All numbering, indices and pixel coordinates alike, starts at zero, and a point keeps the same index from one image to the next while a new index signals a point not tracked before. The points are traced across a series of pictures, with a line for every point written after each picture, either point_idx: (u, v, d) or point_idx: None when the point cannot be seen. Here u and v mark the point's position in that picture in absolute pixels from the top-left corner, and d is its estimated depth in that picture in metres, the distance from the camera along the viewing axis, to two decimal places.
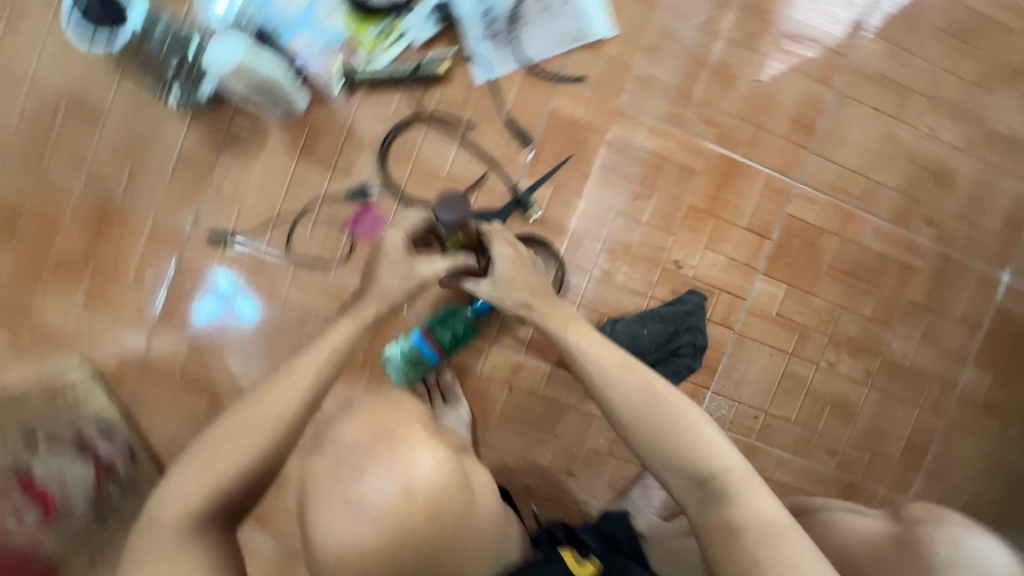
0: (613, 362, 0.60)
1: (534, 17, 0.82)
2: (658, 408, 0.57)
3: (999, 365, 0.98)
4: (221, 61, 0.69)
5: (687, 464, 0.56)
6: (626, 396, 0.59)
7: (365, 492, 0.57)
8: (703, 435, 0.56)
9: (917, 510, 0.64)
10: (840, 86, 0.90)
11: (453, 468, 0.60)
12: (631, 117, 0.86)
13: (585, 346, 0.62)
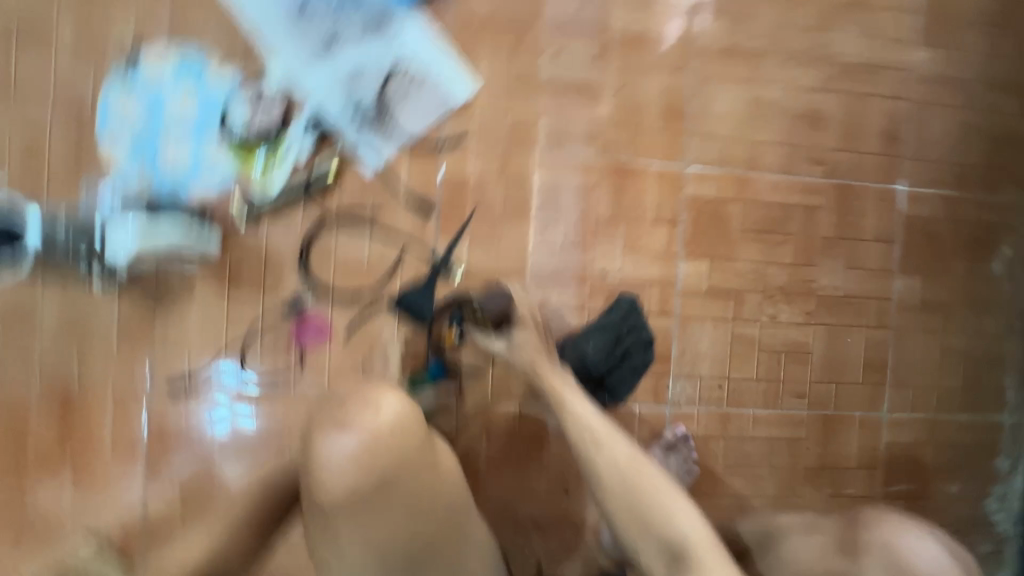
0: (604, 431, 0.69)
1: (399, 100, 0.88)
2: (639, 483, 0.65)
3: (925, 267, 1.04)
4: (127, 249, 0.80)
5: (660, 534, 0.63)
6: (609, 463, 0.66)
7: (339, 453, 0.64)
8: (676, 507, 0.64)
9: (861, 515, 0.79)
10: (696, 69, 0.97)
11: (410, 413, 0.68)
12: (517, 158, 0.93)
13: (583, 416, 0.70)
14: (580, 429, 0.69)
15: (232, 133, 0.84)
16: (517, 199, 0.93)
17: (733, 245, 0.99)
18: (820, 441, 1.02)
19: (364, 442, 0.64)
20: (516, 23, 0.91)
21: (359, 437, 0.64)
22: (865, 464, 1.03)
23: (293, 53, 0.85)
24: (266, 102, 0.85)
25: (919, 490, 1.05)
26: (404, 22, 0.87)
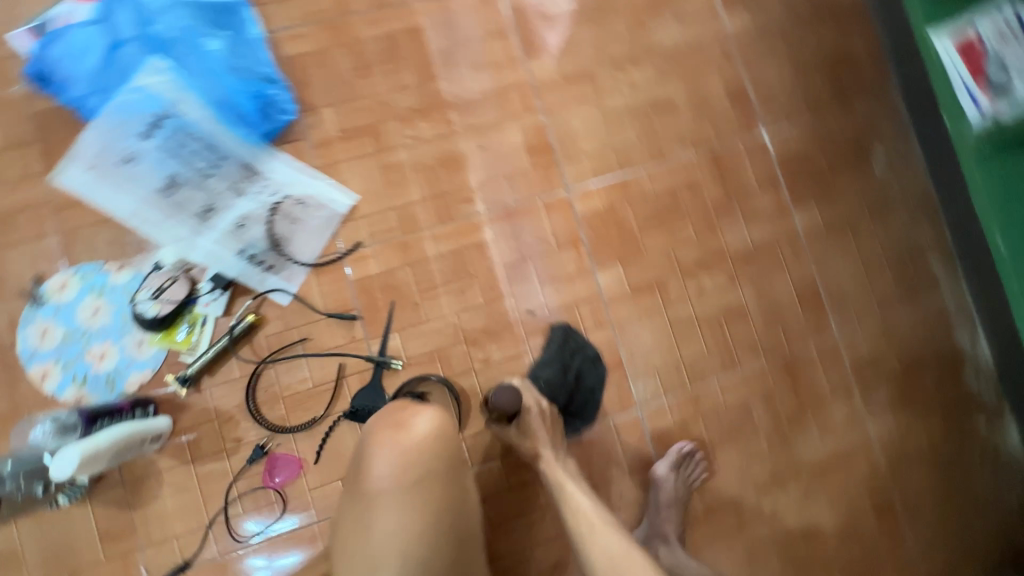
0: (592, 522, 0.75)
1: (289, 231, 0.94)
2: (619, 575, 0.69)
3: (817, 193, 1.11)
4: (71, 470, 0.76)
5: None
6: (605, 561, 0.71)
7: (381, 460, 0.66)
8: None
9: None
10: (543, 104, 1.05)
11: (446, 429, 0.71)
12: (414, 241, 0.98)
13: (586, 512, 0.78)
14: (580, 523, 0.77)
15: (145, 322, 0.88)
16: (428, 276, 0.98)
17: (637, 241, 1.04)
18: (790, 385, 1.05)
19: (401, 453, 0.66)
20: (370, 127, 1.00)
21: (399, 449, 0.67)
22: (840, 389, 1.06)
23: (178, 232, 0.90)
24: (167, 282, 0.89)
25: (898, 394, 1.08)
26: (270, 165, 0.94)
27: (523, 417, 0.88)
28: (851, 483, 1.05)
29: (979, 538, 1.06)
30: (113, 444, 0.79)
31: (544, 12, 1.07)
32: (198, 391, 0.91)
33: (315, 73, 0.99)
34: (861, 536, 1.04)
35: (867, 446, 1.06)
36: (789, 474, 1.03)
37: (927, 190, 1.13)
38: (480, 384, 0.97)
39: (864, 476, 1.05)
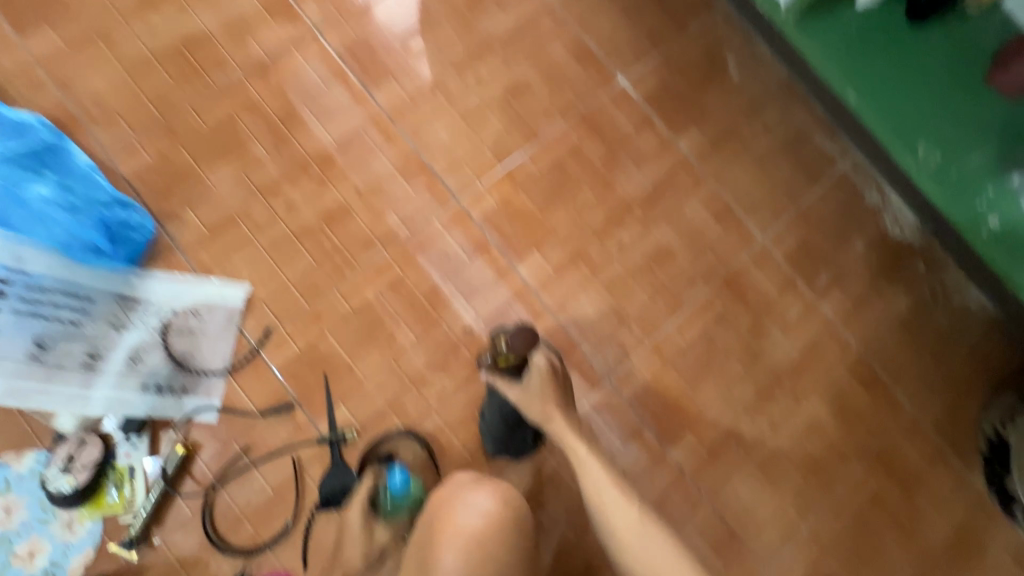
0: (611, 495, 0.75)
1: (191, 345, 0.89)
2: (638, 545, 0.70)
3: (691, 115, 1.12)
4: None
5: None
6: (638, 549, 0.69)
7: (448, 545, 0.73)
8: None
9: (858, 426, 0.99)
10: (403, 128, 1.03)
11: (504, 513, 0.76)
12: (325, 306, 0.94)
13: (604, 487, 0.76)
14: (597, 497, 0.76)
15: (64, 499, 0.80)
16: (351, 336, 0.93)
17: (543, 221, 1.03)
18: (738, 300, 1.05)
19: (468, 543, 0.73)
20: (238, 213, 0.95)
21: (465, 538, 0.73)
22: (784, 286, 1.07)
23: (65, 393, 0.81)
24: (76, 449, 0.81)
25: (838, 270, 1.10)
26: (145, 287, 0.89)
27: (530, 375, 0.80)
28: (830, 370, 1.05)
29: (962, 372, 1.08)
30: None
31: (376, 45, 1.05)
32: (151, 547, 0.82)
33: (163, 181, 0.94)
34: (859, 414, 1.04)
35: (830, 329, 1.07)
36: (771, 385, 1.03)
37: (788, 76, 1.16)
38: (444, 420, 0.93)
39: (838, 358, 1.06)
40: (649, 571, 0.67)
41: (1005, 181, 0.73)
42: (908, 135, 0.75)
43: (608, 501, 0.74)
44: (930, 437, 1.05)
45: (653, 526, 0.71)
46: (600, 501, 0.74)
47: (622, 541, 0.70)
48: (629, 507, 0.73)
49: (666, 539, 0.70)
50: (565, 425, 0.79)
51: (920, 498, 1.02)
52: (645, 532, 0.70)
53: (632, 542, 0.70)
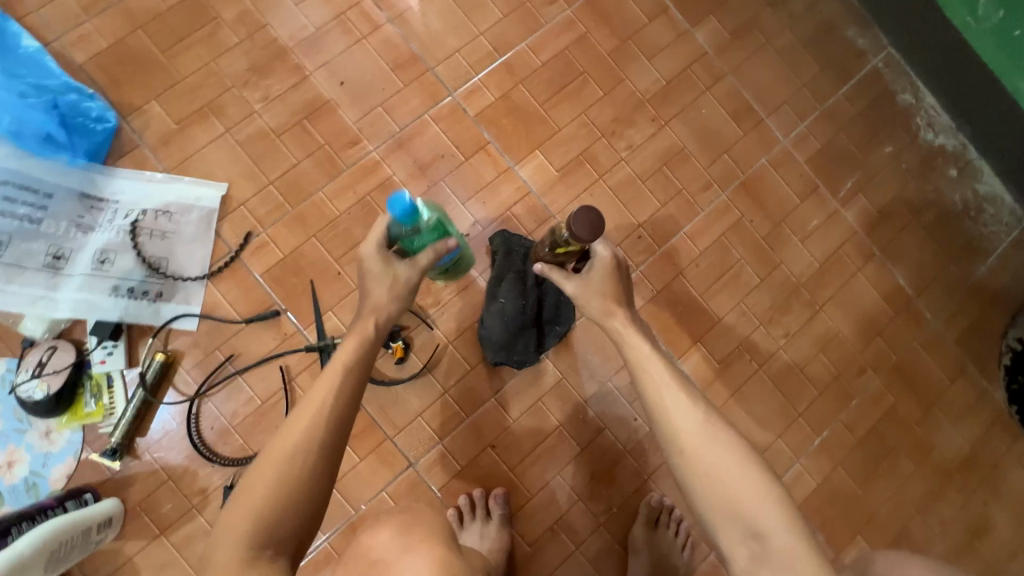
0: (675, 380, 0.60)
1: (166, 249, 0.82)
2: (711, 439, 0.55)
3: (710, 3, 1.01)
4: (21, 542, 0.63)
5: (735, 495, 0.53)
6: (703, 450, 0.55)
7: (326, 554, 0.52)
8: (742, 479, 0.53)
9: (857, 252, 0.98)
10: (388, 14, 0.92)
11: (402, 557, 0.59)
12: (309, 209, 0.86)
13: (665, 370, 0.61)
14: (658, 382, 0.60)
15: (38, 407, 0.75)
16: (339, 241, 0.86)
17: (546, 119, 0.94)
18: (757, 207, 0.98)
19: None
20: (209, 106, 0.86)
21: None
22: (806, 193, 0.99)
23: (29, 293, 0.77)
24: (47, 355, 0.76)
25: (865, 175, 1.01)
26: (111, 185, 0.82)
27: (592, 270, 0.67)
28: (851, 281, 0.99)
29: (989, 285, 1.02)
30: (65, 524, 0.68)
31: None
32: (135, 459, 0.79)
33: (123, 69, 0.85)
34: (879, 327, 0.98)
35: (853, 238, 1.00)
36: (788, 296, 0.97)
37: None
38: (442, 330, 0.88)
39: (860, 269, 0.99)
40: (713, 472, 0.54)
41: None
42: None
43: (676, 400, 0.58)
44: (952, 351, 1.00)
45: (720, 432, 0.56)
46: (660, 399, 0.59)
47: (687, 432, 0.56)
48: (691, 411, 0.58)
49: (736, 445, 0.56)
50: (625, 320, 0.66)
51: (938, 413, 0.98)
52: (713, 436, 0.56)
53: (693, 446, 0.55)
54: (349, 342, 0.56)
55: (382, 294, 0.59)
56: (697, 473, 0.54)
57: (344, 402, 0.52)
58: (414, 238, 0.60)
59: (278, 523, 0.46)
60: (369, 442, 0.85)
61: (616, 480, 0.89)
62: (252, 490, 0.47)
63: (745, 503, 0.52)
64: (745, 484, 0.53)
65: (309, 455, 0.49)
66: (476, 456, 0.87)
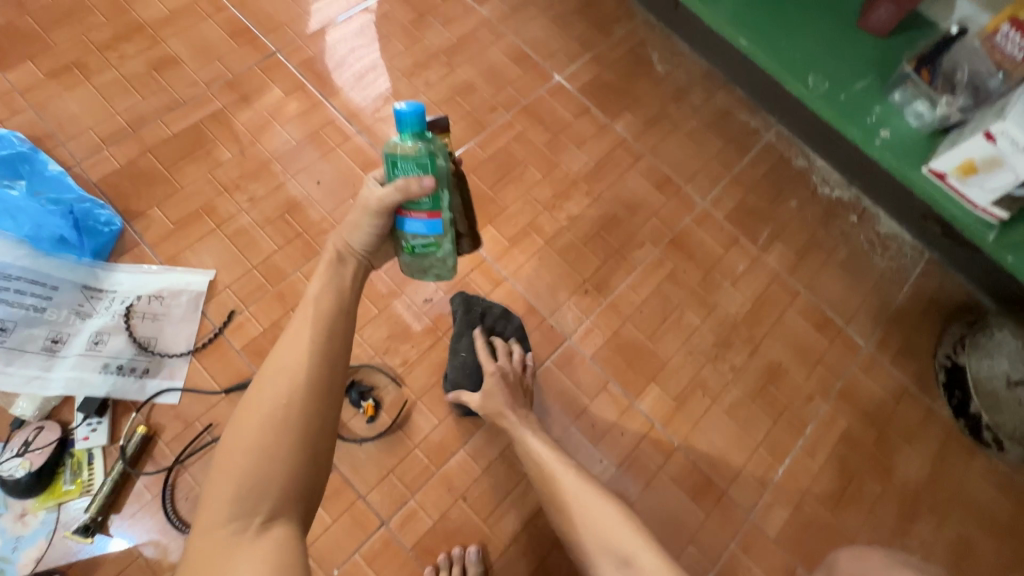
0: (554, 458, 0.79)
1: (154, 330, 0.91)
2: (586, 501, 0.73)
3: (623, 102, 1.23)
4: None
5: (609, 538, 0.69)
6: (588, 514, 0.72)
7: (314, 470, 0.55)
8: (614, 525, 0.70)
9: (773, 258, 1.13)
10: (358, 127, 1.12)
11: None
12: (288, 287, 0.97)
13: (547, 455, 0.79)
14: (541, 468, 0.79)
15: (18, 485, 0.78)
16: None
17: (495, 200, 1.10)
18: (687, 259, 1.11)
19: (269, 480, 0.51)
20: (204, 207, 1.01)
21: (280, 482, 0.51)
22: (728, 243, 1.13)
23: (26, 374, 0.85)
24: (33, 434, 0.82)
25: (777, 225, 1.17)
26: (110, 278, 0.93)
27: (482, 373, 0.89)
28: (784, 317, 1.09)
29: (908, 311, 1.13)
30: None
31: (352, 89, 1.15)
32: (108, 536, 0.79)
33: (132, 184, 1.00)
34: (818, 356, 1.07)
35: (777, 279, 1.12)
36: (728, 334, 1.06)
37: (706, 66, 1.29)
38: (409, 386, 0.94)
39: (789, 305, 1.10)
40: (592, 527, 0.71)
41: (888, 101, 0.83)
42: (797, 69, 0.84)
43: (563, 470, 0.77)
44: (891, 372, 1.07)
45: (597, 495, 0.74)
46: (550, 472, 0.77)
47: (570, 501, 0.74)
48: (576, 477, 0.76)
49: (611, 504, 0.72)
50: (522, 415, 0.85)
51: (892, 434, 1.03)
52: (594, 500, 0.73)
53: (581, 508, 0.72)
54: (305, 301, 0.62)
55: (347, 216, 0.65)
56: (584, 530, 0.71)
57: (326, 321, 0.60)
58: (399, 162, 0.61)
59: (262, 478, 0.51)
60: (343, 502, 0.87)
61: None
62: (236, 447, 0.52)
63: (621, 546, 0.68)
64: (620, 533, 0.69)
65: (287, 396, 0.54)
66: (447, 509, 0.88)
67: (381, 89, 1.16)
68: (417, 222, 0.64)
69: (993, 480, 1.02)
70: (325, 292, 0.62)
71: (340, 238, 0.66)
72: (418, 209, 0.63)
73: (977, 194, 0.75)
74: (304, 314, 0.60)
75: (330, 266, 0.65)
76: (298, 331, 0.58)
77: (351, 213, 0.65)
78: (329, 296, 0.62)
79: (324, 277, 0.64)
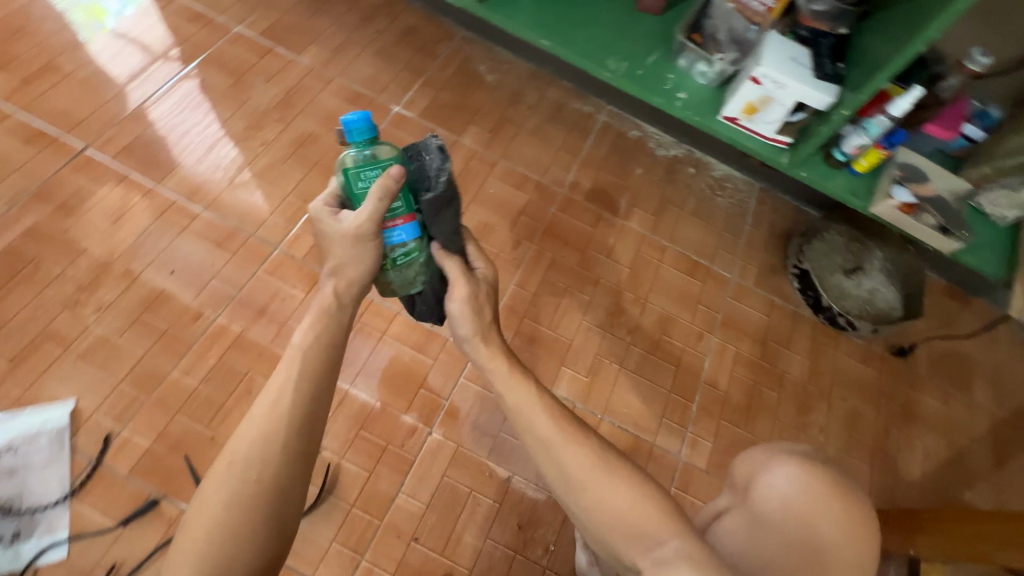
0: (555, 419, 0.58)
1: (16, 486, 0.82)
2: (596, 473, 0.54)
3: (465, 117, 1.29)
4: None
5: (630, 515, 0.51)
6: (599, 490, 0.53)
7: (280, 545, 0.53)
8: (635, 506, 0.52)
9: (636, 223, 1.24)
10: (203, 204, 1.07)
11: None
12: (168, 389, 0.92)
13: (542, 413, 0.59)
14: (535, 431, 0.58)
15: None
16: (203, 407, 0.91)
17: None
18: (563, 244, 1.18)
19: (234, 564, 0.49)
20: (44, 335, 0.91)
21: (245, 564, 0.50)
22: (595, 220, 1.22)
23: None
24: None
25: (631, 193, 1.28)
26: None
27: (450, 319, 0.67)
28: (658, 271, 1.19)
29: (756, 236, 1.29)
30: None
31: (194, 165, 1.10)
32: None
33: None
34: (696, 297, 1.18)
35: (644, 240, 1.22)
36: (617, 302, 1.14)
37: (531, 66, 1.39)
38: (329, 448, 0.92)
39: (661, 260, 1.21)
40: (604, 510, 0.53)
41: (677, 67, 0.95)
42: (597, 57, 0.94)
43: (572, 447, 0.56)
44: (757, 293, 1.22)
45: (622, 474, 0.54)
46: (548, 447, 0.57)
47: (573, 471, 0.55)
48: (589, 455, 0.55)
49: (640, 489, 0.53)
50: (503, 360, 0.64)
51: (773, 344, 1.17)
52: (609, 471, 0.54)
53: (590, 490, 0.53)
54: (291, 354, 0.58)
55: (338, 249, 0.60)
56: (592, 509, 0.53)
57: (309, 385, 0.56)
58: (359, 173, 0.61)
59: (226, 559, 0.49)
60: None
61: (541, 521, 0.93)
62: (201, 521, 0.50)
63: (647, 529, 0.50)
64: (645, 512, 0.51)
65: (262, 470, 0.51)
66: (402, 554, 0.87)
67: (229, 157, 1.13)
68: (396, 229, 0.63)
69: (858, 356, 1.19)
70: (313, 344, 0.58)
71: (337, 278, 0.61)
72: (396, 214, 0.62)
73: (763, 128, 0.89)
74: (288, 374, 0.56)
75: (325, 315, 0.61)
76: (278, 392, 0.55)
77: (334, 248, 0.60)
78: (315, 355, 0.58)
79: (314, 327, 0.60)
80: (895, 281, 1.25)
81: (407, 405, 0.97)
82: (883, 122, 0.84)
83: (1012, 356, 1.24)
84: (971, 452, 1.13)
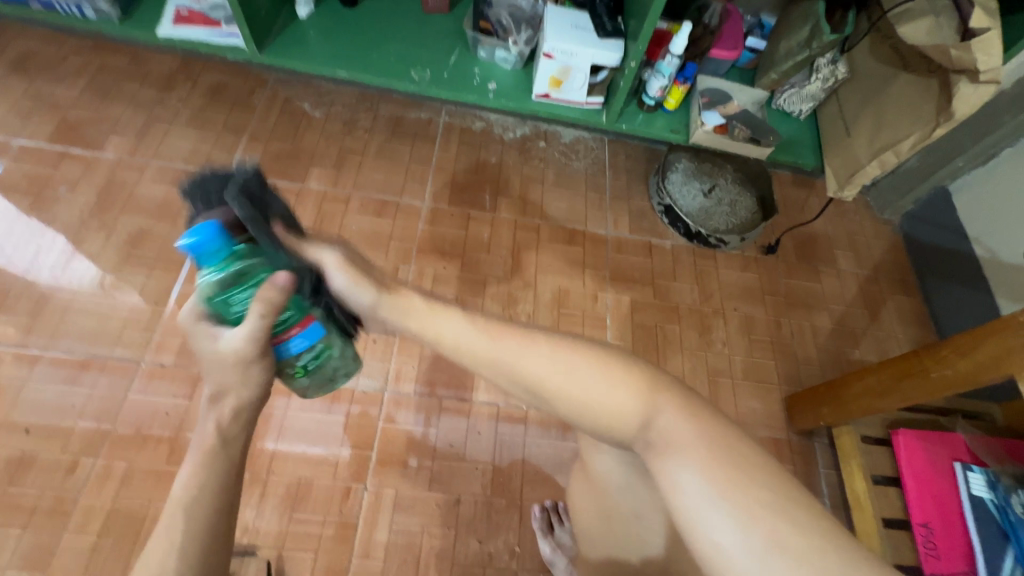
0: (494, 336, 0.58)
1: None
2: (570, 367, 0.54)
3: (304, 160, 1.24)
4: None
5: (616, 403, 0.53)
6: (581, 374, 0.54)
7: None
8: (616, 392, 0.53)
9: (505, 212, 1.26)
10: (41, 344, 0.97)
11: None
12: (64, 556, 0.83)
13: (475, 335, 0.58)
14: (479, 353, 0.58)
15: None
16: (112, 559, 0.84)
17: None
18: (441, 256, 1.18)
19: None
20: None
21: None
22: (465, 222, 1.22)
23: None
24: None
25: (492, 183, 1.29)
26: None
27: (342, 296, 0.62)
28: (539, 250, 1.22)
29: (618, 186, 1.35)
30: None
31: (25, 304, 1.00)
32: None
33: None
34: (581, 262, 1.23)
35: (517, 225, 1.24)
36: (509, 292, 1.16)
37: (356, 90, 1.35)
38: (265, 545, 0.88)
39: (538, 238, 1.24)
40: (587, 407, 0.54)
41: (481, 60, 0.97)
42: (401, 72, 0.93)
43: (513, 352, 0.56)
44: (634, 239, 1.28)
45: (581, 361, 0.55)
46: (502, 358, 0.56)
47: (541, 375, 0.54)
48: (542, 351, 0.56)
49: (601, 363, 0.55)
50: (402, 296, 0.63)
51: (661, 281, 1.24)
52: (571, 359, 0.55)
53: (560, 386, 0.54)
54: (172, 510, 0.45)
55: (214, 375, 0.51)
56: (573, 407, 0.54)
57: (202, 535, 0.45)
58: (230, 295, 0.50)
59: None
60: None
61: (498, 527, 0.94)
62: None
63: (631, 405, 0.53)
64: (620, 395, 0.53)
65: None
66: None
67: (78, 278, 1.03)
68: (295, 339, 0.55)
69: (737, 266, 1.29)
70: (202, 499, 0.46)
71: (218, 410, 0.51)
72: (289, 324, 0.54)
73: (575, 95, 0.92)
74: (170, 530, 0.44)
75: (209, 457, 0.49)
76: (160, 566, 0.42)
77: (212, 378, 0.51)
78: (207, 499, 0.46)
79: (195, 468, 0.48)
80: (748, 186, 1.35)
81: (333, 473, 0.94)
82: (671, 61, 0.91)
83: (859, 220, 1.38)
84: (849, 316, 1.26)
